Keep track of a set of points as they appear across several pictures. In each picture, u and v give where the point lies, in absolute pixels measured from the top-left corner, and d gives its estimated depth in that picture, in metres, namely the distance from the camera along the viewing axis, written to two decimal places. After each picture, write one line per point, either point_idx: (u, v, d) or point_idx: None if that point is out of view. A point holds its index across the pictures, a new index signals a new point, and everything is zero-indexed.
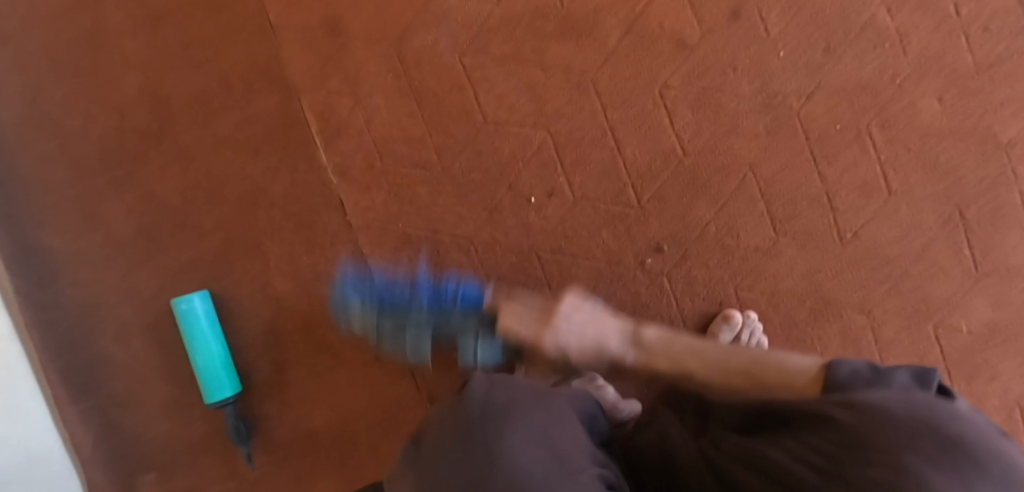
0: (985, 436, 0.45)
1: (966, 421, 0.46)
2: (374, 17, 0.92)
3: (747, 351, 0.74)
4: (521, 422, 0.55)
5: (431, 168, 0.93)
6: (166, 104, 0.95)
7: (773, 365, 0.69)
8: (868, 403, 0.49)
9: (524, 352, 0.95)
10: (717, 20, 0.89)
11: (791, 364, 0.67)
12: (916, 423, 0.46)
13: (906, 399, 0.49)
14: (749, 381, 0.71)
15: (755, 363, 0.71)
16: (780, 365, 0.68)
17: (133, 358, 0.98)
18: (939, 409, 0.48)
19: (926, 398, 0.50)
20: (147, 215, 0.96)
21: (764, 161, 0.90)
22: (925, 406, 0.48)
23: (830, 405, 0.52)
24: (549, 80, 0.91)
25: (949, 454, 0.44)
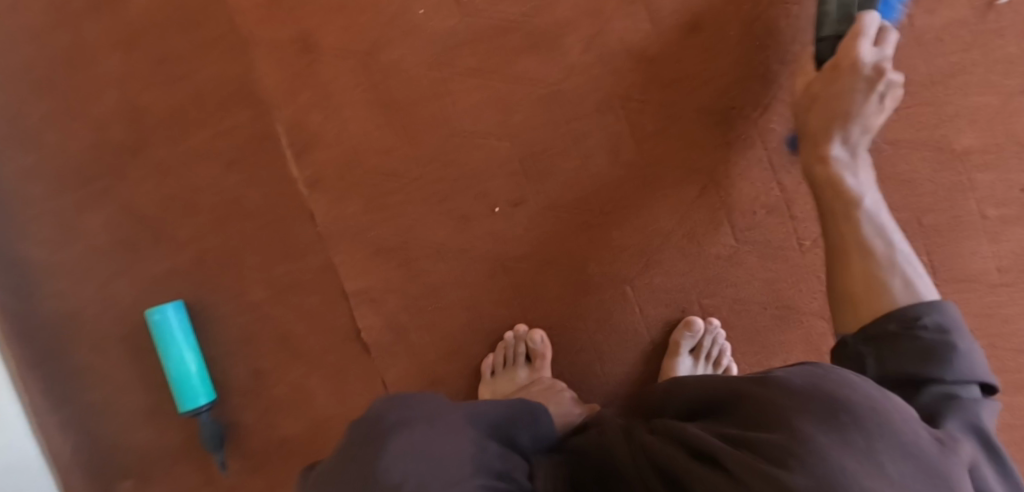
0: (877, 399, 0.47)
1: (864, 387, 0.48)
2: (342, 32, 0.94)
3: (898, 246, 0.78)
4: (400, 436, 0.57)
5: (400, 179, 0.94)
6: (142, 120, 0.97)
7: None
8: (776, 377, 0.50)
9: (489, 358, 0.95)
10: (677, 32, 0.91)
11: (901, 296, 0.63)
12: (815, 392, 0.47)
13: (806, 370, 0.51)
14: (855, 284, 0.76)
15: (890, 267, 0.74)
16: (891, 294, 0.63)
17: (110, 367, 0.99)
18: (836, 377, 0.50)
19: (826, 369, 0.51)
20: (124, 227, 0.98)
21: (724, 170, 0.92)
22: (824, 375, 0.49)
23: (743, 378, 0.53)
24: (514, 93, 0.92)
25: (838, 417, 0.46)
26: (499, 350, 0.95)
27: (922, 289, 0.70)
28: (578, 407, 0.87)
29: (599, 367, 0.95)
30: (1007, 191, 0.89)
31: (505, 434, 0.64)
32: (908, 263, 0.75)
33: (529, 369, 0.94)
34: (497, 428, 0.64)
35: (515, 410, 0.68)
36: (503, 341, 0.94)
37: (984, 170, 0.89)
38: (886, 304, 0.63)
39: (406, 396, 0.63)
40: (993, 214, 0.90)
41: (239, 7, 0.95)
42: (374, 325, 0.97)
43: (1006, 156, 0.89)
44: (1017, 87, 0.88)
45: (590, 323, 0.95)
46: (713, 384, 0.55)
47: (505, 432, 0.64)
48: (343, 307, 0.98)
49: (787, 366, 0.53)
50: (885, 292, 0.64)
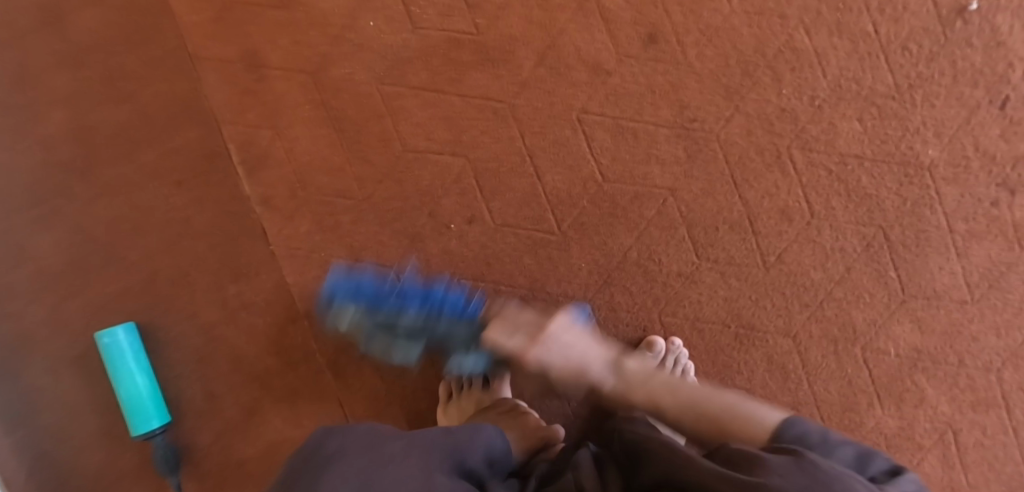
0: None
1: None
2: (290, 47, 0.92)
3: (728, 395, 0.66)
4: (338, 472, 0.54)
5: (352, 197, 0.93)
6: (91, 138, 0.95)
7: (743, 420, 0.61)
8: (763, 482, 0.46)
9: (442, 388, 0.94)
10: (632, 44, 0.88)
11: (761, 417, 0.59)
12: None
13: (801, 471, 0.47)
14: (720, 426, 0.63)
15: (727, 413, 0.63)
16: (756, 416, 0.60)
17: (63, 391, 0.98)
18: (840, 490, 0.45)
19: (825, 468, 0.47)
20: (74, 248, 0.96)
21: (683, 186, 0.89)
22: None
23: (730, 481, 0.48)
24: (466, 108, 0.91)
25: None
26: (451, 377, 0.94)
27: (774, 406, 0.62)
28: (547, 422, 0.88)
29: (559, 387, 0.93)
30: (975, 205, 0.87)
31: (457, 461, 0.60)
32: (745, 402, 0.64)
33: (487, 389, 0.92)
34: (450, 454, 0.60)
35: (469, 431, 0.64)
36: (454, 368, 0.93)
37: (950, 184, 0.87)
38: (763, 427, 0.58)
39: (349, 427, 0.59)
40: (961, 229, 0.88)
41: (188, 23, 0.94)
42: (331, 346, 0.96)
43: (974, 168, 0.87)
44: (984, 98, 0.86)
45: None
46: (702, 480, 0.49)
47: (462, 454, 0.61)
48: (298, 329, 0.96)
49: (782, 460, 0.49)
50: (760, 416, 0.60)
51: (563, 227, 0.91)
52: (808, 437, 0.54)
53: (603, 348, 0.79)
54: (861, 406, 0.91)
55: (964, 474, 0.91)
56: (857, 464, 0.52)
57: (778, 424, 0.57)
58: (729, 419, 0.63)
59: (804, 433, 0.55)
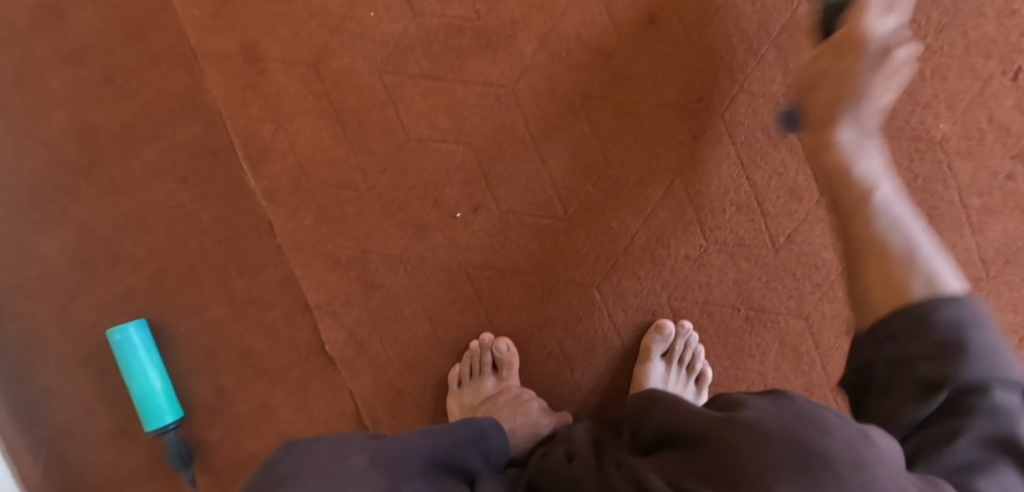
0: (859, 445, 0.42)
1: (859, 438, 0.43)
2: (289, 39, 0.92)
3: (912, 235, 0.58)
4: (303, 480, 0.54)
5: (356, 188, 0.92)
6: (96, 137, 0.96)
7: (909, 263, 0.55)
8: (738, 417, 0.45)
9: (455, 368, 0.93)
10: (634, 25, 0.87)
11: (930, 278, 0.53)
12: (781, 438, 0.43)
13: (776, 405, 0.46)
14: (876, 279, 0.55)
15: (904, 259, 0.55)
16: (926, 272, 0.54)
17: (75, 388, 0.99)
18: (812, 418, 0.44)
19: (802, 402, 0.46)
20: (83, 246, 0.97)
21: (690, 169, 0.88)
22: (802, 421, 0.44)
23: (706, 416, 0.47)
24: (468, 95, 0.89)
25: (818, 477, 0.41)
26: (465, 361, 0.92)
27: (956, 274, 0.55)
28: (546, 413, 0.86)
29: (568, 374, 0.92)
30: (989, 179, 0.85)
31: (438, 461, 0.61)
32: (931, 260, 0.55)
33: (497, 377, 0.92)
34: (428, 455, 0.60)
35: (445, 433, 0.64)
36: (468, 351, 0.92)
37: (964, 157, 0.85)
38: (914, 290, 0.53)
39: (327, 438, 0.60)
40: (975, 204, 0.86)
41: (187, 18, 0.94)
42: (338, 338, 0.95)
43: (988, 142, 0.85)
44: (998, 70, 0.84)
45: (556, 330, 0.91)
46: (678, 419, 0.49)
47: (437, 459, 0.61)
48: (305, 322, 0.96)
49: (757, 399, 0.48)
50: (909, 277, 0.54)
51: (569, 212, 0.89)
52: (975, 325, 0.50)
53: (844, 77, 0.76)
54: None
55: None
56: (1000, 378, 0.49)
57: (946, 293, 0.52)
58: (880, 258, 0.56)
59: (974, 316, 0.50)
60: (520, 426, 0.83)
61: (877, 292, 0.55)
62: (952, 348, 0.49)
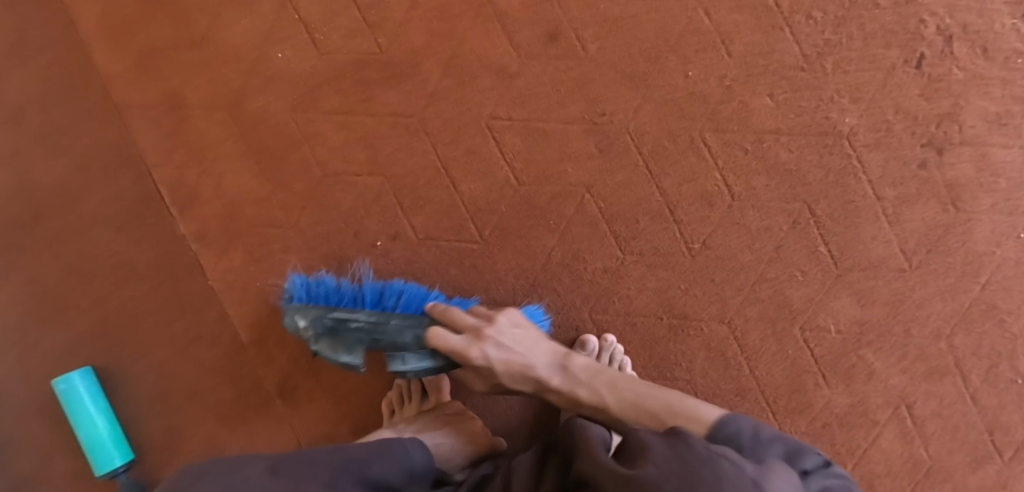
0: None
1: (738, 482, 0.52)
2: (207, 86, 0.94)
3: (665, 394, 0.75)
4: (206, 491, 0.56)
5: (281, 225, 0.95)
6: (32, 192, 0.98)
7: (683, 417, 0.71)
8: (639, 476, 0.53)
9: (388, 395, 0.96)
10: (532, 45, 0.88)
11: (701, 415, 0.69)
12: (673, 489, 0.52)
13: (675, 455, 0.54)
14: (673, 425, 0.70)
15: (673, 415, 0.71)
16: (693, 415, 0.69)
17: (31, 438, 1.01)
18: (702, 471, 0.53)
19: (696, 447, 0.55)
20: (29, 299, 1.00)
21: (600, 182, 0.88)
22: (694, 476, 0.52)
23: (616, 474, 0.55)
24: (380, 128, 0.91)
25: None
26: (396, 387, 0.95)
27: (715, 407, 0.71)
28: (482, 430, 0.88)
29: (499, 395, 0.93)
30: (902, 169, 0.84)
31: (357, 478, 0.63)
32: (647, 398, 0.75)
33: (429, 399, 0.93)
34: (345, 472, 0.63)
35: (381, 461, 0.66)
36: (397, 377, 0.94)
37: (875, 150, 0.84)
38: (700, 426, 0.68)
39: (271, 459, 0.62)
40: (890, 195, 0.85)
41: (108, 73, 0.96)
42: (275, 373, 0.98)
43: (897, 132, 0.84)
44: (900, 58, 0.83)
45: None
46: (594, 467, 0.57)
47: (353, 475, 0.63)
48: (244, 359, 0.98)
49: (660, 442, 0.56)
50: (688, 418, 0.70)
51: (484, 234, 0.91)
52: (766, 444, 0.63)
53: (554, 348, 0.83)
54: (808, 387, 0.88)
55: (924, 447, 0.88)
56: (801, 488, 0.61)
57: (715, 421, 0.66)
58: (670, 418, 0.72)
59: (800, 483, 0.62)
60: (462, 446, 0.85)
61: (673, 432, 0.71)
62: None
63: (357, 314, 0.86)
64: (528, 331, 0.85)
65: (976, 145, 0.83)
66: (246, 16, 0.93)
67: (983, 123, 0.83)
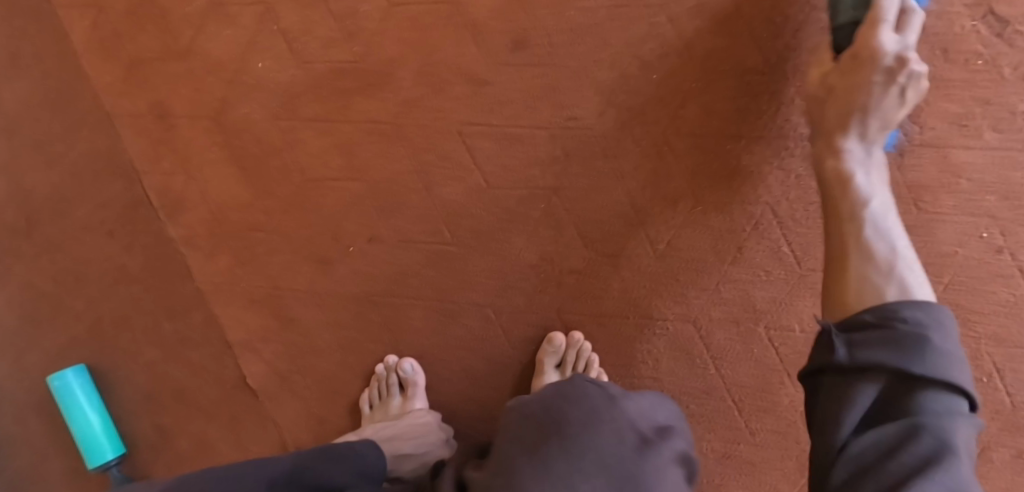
0: (604, 414, 0.58)
1: (601, 399, 0.60)
2: (192, 96, 0.99)
3: (895, 243, 0.62)
4: None
5: (263, 229, 0.98)
6: (32, 200, 1.04)
7: (880, 275, 0.59)
8: (520, 402, 0.61)
9: (365, 392, 0.97)
10: (501, 52, 0.90)
11: (904, 290, 0.57)
12: (538, 414, 0.58)
13: (555, 388, 0.61)
14: (854, 286, 0.59)
15: (886, 264, 0.59)
16: (895, 287, 0.57)
17: (32, 434, 1.06)
18: (573, 392, 0.60)
19: (575, 380, 0.62)
20: (30, 300, 1.05)
21: (567, 186, 0.90)
22: (565, 397, 0.59)
23: (506, 412, 0.61)
24: (356, 134, 0.95)
25: (555, 440, 0.55)
26: (373, 383, 0.97)
27: (931, 289, 0.58)
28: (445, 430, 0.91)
29: (474, 392, 0.96)
30: None
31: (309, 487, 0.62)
32: (906, 267, 0.60)
33: (403, 397, 0.96)
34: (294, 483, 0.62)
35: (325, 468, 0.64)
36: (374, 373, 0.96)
37: None
38: (874, 297, 0.57)
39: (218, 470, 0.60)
40: None
41: (101, 84, 1.01)
42: (258, 373, 1.01)
43: None
44: None
45: (459, 350, 0.96)
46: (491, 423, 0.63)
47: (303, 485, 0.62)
48: (229, 359, 1.02)
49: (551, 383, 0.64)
50: (886, 281, 0.58)
51: (456, 236, 0.93)
52: (940, 330, 0.51)
53: (858, 80, 0.71)
54: (774, 386, 0.90)
55: None
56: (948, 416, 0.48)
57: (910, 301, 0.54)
58: (855, 274, 0.59)
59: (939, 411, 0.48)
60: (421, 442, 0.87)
61: (853, 304, 0.58)
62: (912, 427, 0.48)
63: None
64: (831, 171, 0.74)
65: (937, 147, 0.84)
66: (228, 27, 0.96)
67: (944, 124, 0.84)
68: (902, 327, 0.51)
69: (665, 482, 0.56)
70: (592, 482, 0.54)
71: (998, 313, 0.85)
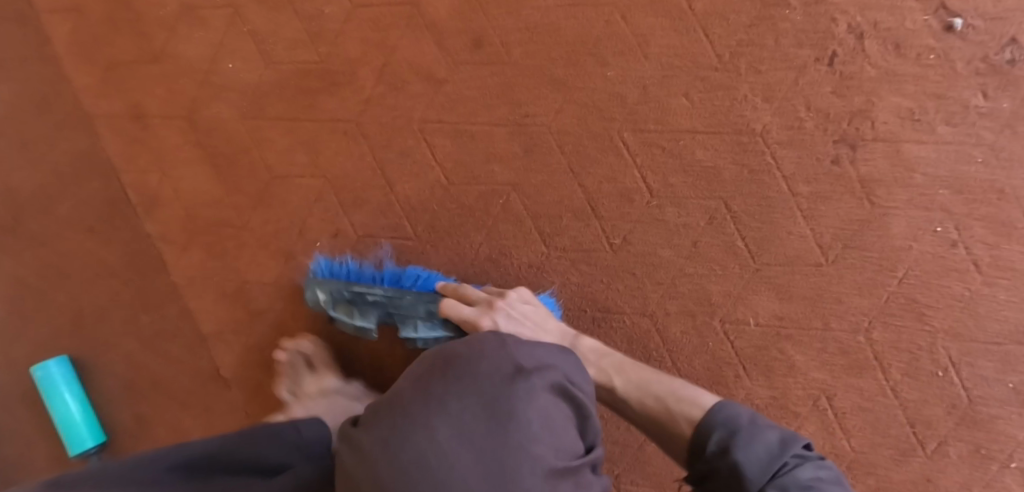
0: (484, 354, 0.62)
1: (488, 341, 0.64)
2: (167, 96, 1.02)
3: (675, 386, 0.73)
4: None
5: (234, 224, 1.01)
6: (16, 198, 1.07)
7: (685, 409, 0.69)
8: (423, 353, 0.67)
9: (281, 383, 0.97)
10: (460, 51, 0.93)
11: (699, 409, 0.67)
12: (430, 357, 0.64)
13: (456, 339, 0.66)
14: (693, 443, 0.65)
15: (682, 409, 0.69)
16: (692, 407, 0.68)
17: (19, 422, 1.10)
18: (466, 341, 0.65)
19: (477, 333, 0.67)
20: (17, 294, 1.09)
21: (525, 182, 0.92)
22: (455, 346, 0.65)
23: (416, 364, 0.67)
24: (321, 132, 0.97)
25: (435, 376, 0.61)
26: (286, 372, 0.96)
27: (712, 396, 0.69)
28: (366, 396, 0.92)
29: None
30: (816, 165, 0.86)
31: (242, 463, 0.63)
32: (592, 355, 0.80)
33: (319, 373, 0.96)
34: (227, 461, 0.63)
35: (264, 442, 0.65)
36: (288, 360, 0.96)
37: (790, 146, 0.86)
38: (698, 421, 0.66)
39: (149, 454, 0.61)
40: (804, 191, 0.86)
41: (80, 85, 1.05)
42: (231, 364, 1.04)
43: (810, 129, 0.86)
44: (812, 57, 0.85)
45: (422, 342, 0.98)
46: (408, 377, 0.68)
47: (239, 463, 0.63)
48: (202, 351, 1.05)
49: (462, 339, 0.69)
50: (691, 416, 0.67)
51: (417, 229, 0.96)
52: (749, 444, 0.60)
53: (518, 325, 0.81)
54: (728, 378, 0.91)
55: (845, 438, 0.90)
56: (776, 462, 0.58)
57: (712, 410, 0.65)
58: (685, 432, 0.67)
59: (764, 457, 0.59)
60: (337, 407, 0.88)
61: (695, 453, 0.64)
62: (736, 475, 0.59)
63: (374, 288, 0.92)
64: (531, 300, 0.86)
65: (889, 141, 0.84)
66: (200, 30, 1.00)
67: (896, 119, 0.84)
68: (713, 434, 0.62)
69: (537, 403, 0.60)
70: (458, 408, 0.58)
71: (952, 308, 0.85)
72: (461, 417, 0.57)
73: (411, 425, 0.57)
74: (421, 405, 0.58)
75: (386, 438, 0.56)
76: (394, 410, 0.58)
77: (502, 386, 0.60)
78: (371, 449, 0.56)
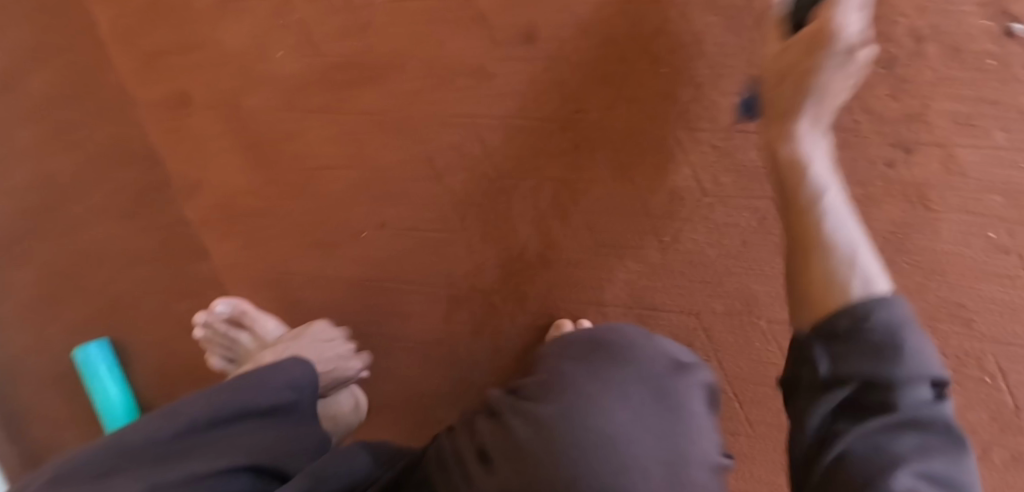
0: (640, 347, 0.69)
1: (634, 333, 0.71)
2: (206, 84, 1.00)
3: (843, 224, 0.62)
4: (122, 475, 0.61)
5: (278, 214, 1.02)
6: (53, 182, 1.06)
7: (840, 262, 0.58)
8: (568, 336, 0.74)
9: (213, 355, 1.01)
10: (509, 45, 0.90)
11: (859, 283, 0.55)
12: (583, 341, 0.72)
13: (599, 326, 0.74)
14: (823, 280, 0.57)
15: (839, 260, 0.58)
16: (854, 276, 0.56)
17: (63, 401, 1.12)
18: (614, 328, 0.73)
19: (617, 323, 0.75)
20: (55, 278, 1.09)
21: (573, 178, 0.92)
22: (604, 330, 0.72)
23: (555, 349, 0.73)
24: (366, 123, 0.97)
25: (598, 361, 0.68)
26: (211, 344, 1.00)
27: (883, 267, 0.58)
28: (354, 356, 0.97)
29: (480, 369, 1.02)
30: (867, 169, 0.87)
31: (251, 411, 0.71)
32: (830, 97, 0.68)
33: (254, 335, 1.00)
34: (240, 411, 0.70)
35: (250, 392, 0.72)
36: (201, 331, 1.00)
37: (841, 148, 0.87)
38: (837, 297, 0.55)
39: (156, 410, 0.68)
40: (854, 194, 0.88)
41: (111, 71, 1.02)
42: None
43: (863, 132, 0.86)
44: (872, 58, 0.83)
45: (466, 332, 1.01)
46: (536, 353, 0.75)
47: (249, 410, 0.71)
48: None
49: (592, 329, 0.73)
50: (848, 273, 0.56)
51: (465, 223, 0.96)
52: (889, 304, 0.52)
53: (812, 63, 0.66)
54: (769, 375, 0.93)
55: None
56: (919, 375, 0.49)
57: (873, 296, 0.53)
58: (819, 278, 0.57)
59: (901, 318, 0.51)
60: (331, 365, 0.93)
61: (816, 304, 0.56)
62: (888, 347, 0.50)
63: None
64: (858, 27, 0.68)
65: (945, 146, 0.84)
66: (238, 16, 0.97)
67: (952, 124, 0.83)
68: (875, 327, 0.50)
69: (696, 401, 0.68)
70: (631, 398, 0.66)
71: (998, 313, 0.86)
72: (634, 404, 0.65)
73: (592, 408, 0.64)
74: (599, 394, 0.65)
75: (571, 416, 0.64)
76: (572, 391, 0.66)
77: (672, 378, 0.68)
78: (551, 425, 0.63)
